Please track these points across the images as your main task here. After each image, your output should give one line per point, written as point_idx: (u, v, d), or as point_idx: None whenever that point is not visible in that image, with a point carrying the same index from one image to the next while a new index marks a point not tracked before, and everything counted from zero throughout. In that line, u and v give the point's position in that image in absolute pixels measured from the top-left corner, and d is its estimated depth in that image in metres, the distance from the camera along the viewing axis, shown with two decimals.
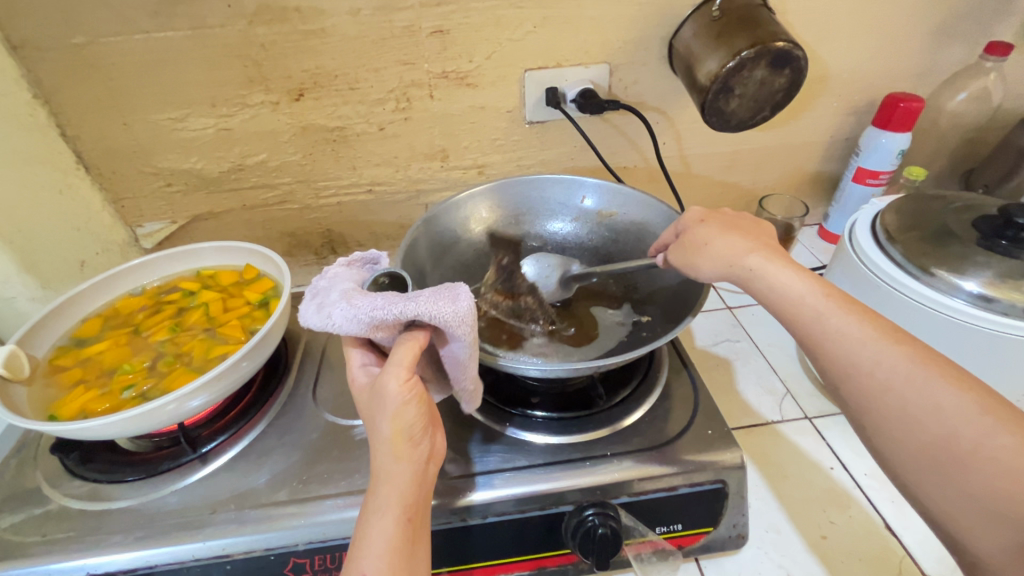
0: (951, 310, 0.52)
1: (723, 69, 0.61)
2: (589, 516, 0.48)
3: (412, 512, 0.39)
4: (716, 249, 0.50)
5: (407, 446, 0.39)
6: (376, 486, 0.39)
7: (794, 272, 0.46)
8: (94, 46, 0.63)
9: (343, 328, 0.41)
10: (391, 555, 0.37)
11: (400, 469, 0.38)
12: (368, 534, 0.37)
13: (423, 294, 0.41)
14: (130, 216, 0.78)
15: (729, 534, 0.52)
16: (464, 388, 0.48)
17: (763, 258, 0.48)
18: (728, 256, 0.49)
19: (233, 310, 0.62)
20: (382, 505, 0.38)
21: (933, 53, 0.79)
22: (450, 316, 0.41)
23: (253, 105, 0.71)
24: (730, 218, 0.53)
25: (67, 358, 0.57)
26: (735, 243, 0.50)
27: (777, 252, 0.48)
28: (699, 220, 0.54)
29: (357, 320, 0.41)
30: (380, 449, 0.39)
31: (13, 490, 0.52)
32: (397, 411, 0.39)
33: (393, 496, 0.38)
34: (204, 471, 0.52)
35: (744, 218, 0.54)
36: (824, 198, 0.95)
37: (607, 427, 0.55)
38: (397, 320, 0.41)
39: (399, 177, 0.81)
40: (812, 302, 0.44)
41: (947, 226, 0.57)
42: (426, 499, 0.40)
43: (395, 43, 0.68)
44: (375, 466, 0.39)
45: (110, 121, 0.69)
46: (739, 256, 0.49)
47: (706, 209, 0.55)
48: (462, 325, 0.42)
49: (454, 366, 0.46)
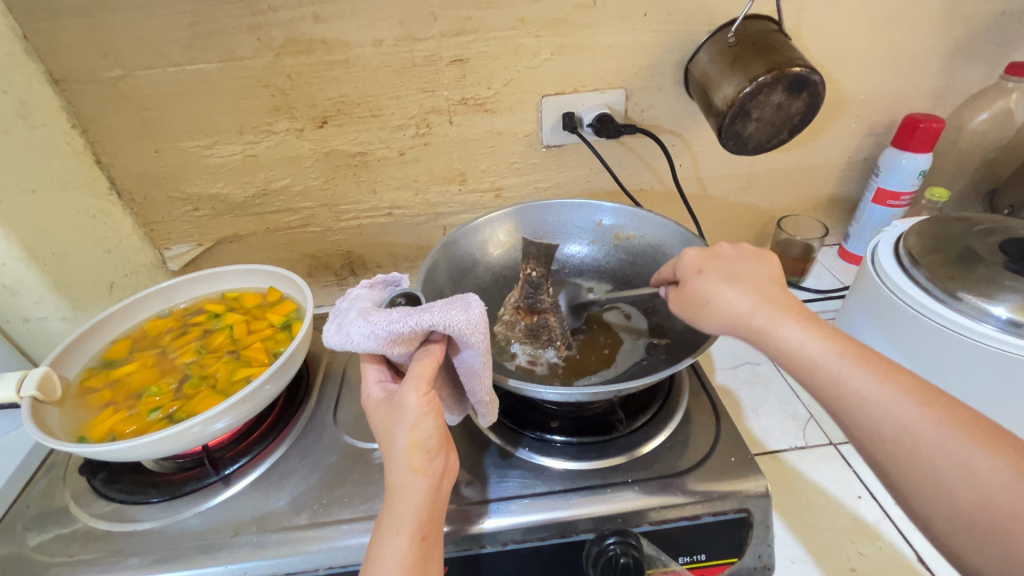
0: (980, 336, 0.51)
1: (740, 95, 0.62)
2: (610, 544, 0.47)
3: (425, 529, 0.38)
4: (717, 305, 0.48)
5: (423, 458, 0.39)
6: (390, 502, 0.39)
7: (805, 328, 0.43)
8: (130, 78, 0.66)
9: (361, 345, 0.41)
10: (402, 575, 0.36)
11: (415, 484, 0.38)
12: (380, 553, 0.37)
13: (435, 305, 0.41)
14: (158, 239, 0.81)
15: (754, 565, 0.51)
16: (480, 401, 0.47)
17: (770, 315, 0.45)
18: (733, 313, 0.46)
19: (256, 332, 0.63)
20: (395, 523, 0.38)
21: (952, 74, 0.79)
22: (463, 324, 0.40)
23: (278, 133, 0.73)
24: (730, 265, 0.50)
25: (97, 379, 0.58)
26: (737, 295, 0.47)
27: (783, 302, 0.45)
28: (696, 267, 0.51)
29: (375, 335, 0.40)
30: (396, 461, 0.39)
31: (42, 509, 0.53)
32: (415, 423, 0.39)
33: (407, 512, 0.38)
34: (226, 493, 0.53)
35: (746, 260, 0.50)
36: (844, 218, 0.94)
37: (627, 453, 0.54)
38: (413, 332, 0.40)
39: (419, 201, 0.83)
40: (826, 358, 0.41)
41: (972, 249, 0.55)
42: (440, 517, 0.40)
43: (416, 72, 0.70)
44: (390, 480, 0.39)
45: (143, 149, 0.72)
46: (741, 313, 0.46)
47: (704, 253, 0.52)
48: (475, 332, 0.41)
49: (470, 378, 0.45)
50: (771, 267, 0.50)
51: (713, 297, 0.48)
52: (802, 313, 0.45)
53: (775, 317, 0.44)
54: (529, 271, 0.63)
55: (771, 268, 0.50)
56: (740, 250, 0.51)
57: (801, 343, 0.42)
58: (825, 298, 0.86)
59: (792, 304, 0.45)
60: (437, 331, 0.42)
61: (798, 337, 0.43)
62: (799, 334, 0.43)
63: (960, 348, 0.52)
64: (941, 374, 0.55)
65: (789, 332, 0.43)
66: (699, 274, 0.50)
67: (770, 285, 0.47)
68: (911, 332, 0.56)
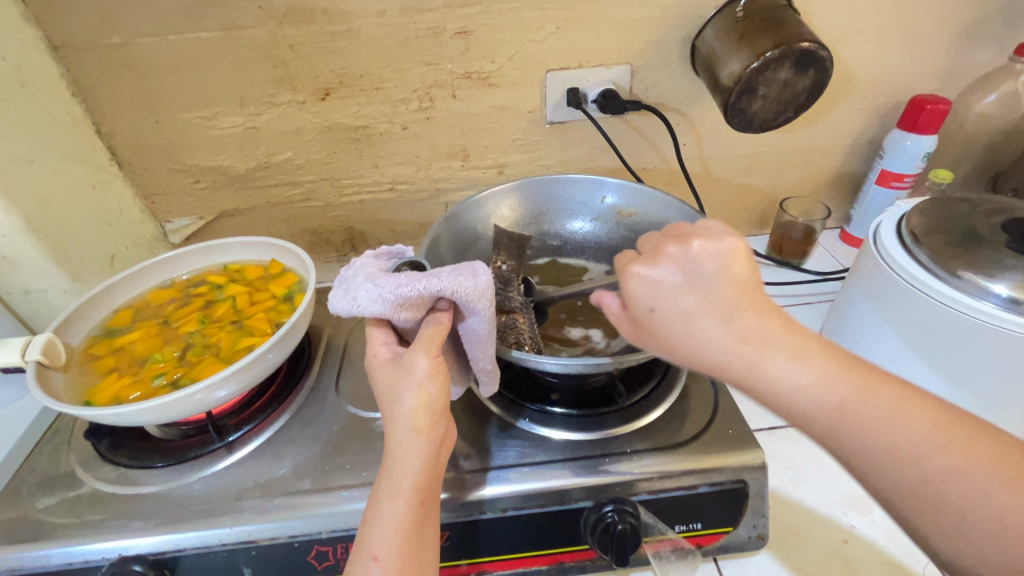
0: (979, 313, 0.51)
1: (747, 70, 0.61)
2: (608, 512, 0.48)
3: (424, 494, 0.38)
4: (689, 347, 0.38)
5: (427, 422, 0.39)
6: (390, 465, 0.39)
7: (795, 358, 0.36)
8: (130, 46, 0.65)
9: (369, 309, 0.41)
10: (400, 538, 0.37)
11: (415, 448, 0.38)
12: (379, 516, 0.37)
13: (443, 270, 0.42)
14: (159, 212, 0.81)
15: (749, 535, 0.52)
16: (482, 368, 0.47)
17: (753, 356, 0.37)
18: (714, 361, 0.38)
19: (259, 303, 0.63)
20: (394, 486, 0.38)
21: (960, 55, 0.78)
22: (471, 290, 0.41)
23: (280, 104, 0.72)
24: (679, 279, 0.39)
25: (100, 346, 0.58)
26: (708, 334, 0.37)
27: (760, 331, 0.37)
28: (647, 291, 0.40)
29: (383, 299, 0.40)
30: (399, 422, 0.39)
31: (48, 473, 0.54)
32: (423, 384, 0.39)
33: (407, 477, 0.38)
34: (230, 459, 0.54)
35: (717, 271, 0.38)
36: (847, 201, 0.94)
37: (626, 425, 0.55)
38: (420, 297, 0.41)
39: (421, 177, 0.82)
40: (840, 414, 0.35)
41: (974, 229, 0.55)
42: (436, 482, 0.40)
43: (419, 44, 0.69)
44: (391, 442, 0.39)
45: (143, 120, 0.72)
46: (721, 360, 0.37)
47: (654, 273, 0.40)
48: (481, 299, 0.42)
49: (475, 345, 0.45)
50: (737, 273, 0.38)
51: (680, 341, 0.39)
52: (786, 332, 0.37)
53: (760, 359, 0.36)
54: (501, 264, 0.64)
55: (740, 274, 0.38)
56: (698, 251, 0.39)
57: (806, 373, 0.36)
58: (825, 279, 0.86)
59: (769, 323, 0.37)
60: (444, 299, 0.43)
61: (796, 364, 0.36)
62: (794, 364, 0.36)
63: (959, 326, 0.52)
64: (939, 352, 0.55)
65: (781, 373, 0.36)
66: (652, 305, 0.40)
67: (740, 306, 0.37)
68: (912, 311, 0.56)
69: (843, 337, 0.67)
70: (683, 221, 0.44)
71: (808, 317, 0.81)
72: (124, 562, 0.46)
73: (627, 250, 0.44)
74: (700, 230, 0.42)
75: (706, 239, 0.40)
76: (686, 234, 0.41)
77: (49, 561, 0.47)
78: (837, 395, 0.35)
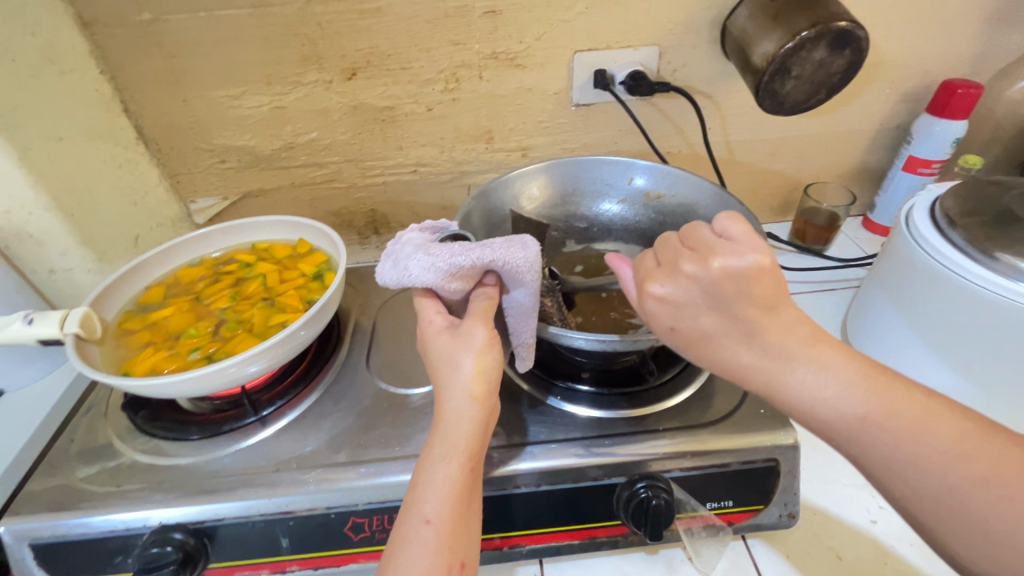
0: (1016, 295, 0.50)
1: (781, 50, 0.61)
2: (641, 488, 0.49)
3: (474, 460, 0.40)
4: (711, 359, 0.41)
5: (483, 389, 0.41)
6: (444, 429, 0.41)
7: (819, 367, 0.37)
8: (159, 23, 0.65)
9: (419, 279, 0.43)
10: (452, 501, 0.38)
11: (471, 413, 0.41)
12: (432, 478, 0.39)
13: (495, 242, 0.44)
14: (184, 191, 0.81)
15: (780, 514, 0.52)
16: (523, 342, 0.50)
17: (773, 371, 0.38)
18: (732, 368, 0.40)
19: (289, 281, 0.64)
20: (448, 451, 0.40)
21: (993, 39, 0.77)
22: (521, 262, 0.44)
23: (307, 84, 0.72)
24: (697, 300, 0.39)
25: (134, 321, 0.60)
26: (729, 350, 0.39)
27: (783, 345, 0.38)
28: (668, 310, 0.41)
29: (435, 268, 0.42)
30: (456, 390, 0.41)
31: (86, 444, 0.55)
32: (482, 351, 0.42)
33: (461, 441, 0.40)
34: (264, 433, 0.55)
35: (735, 291, 0.38)
36: (871, 188, 0.93)
37: (655, 404, 0.55)
38: (472, 267, 0.43)
39: (444, 159, 0.82)
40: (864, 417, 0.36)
41: (1010, 210, 0.54)
42: (483, 452, 0.42)
43: (448, 24, 0.69)
44: (446, 409, 0.41)
45: (171, 98, 0.71)
46: (738, 368, 0.39)
47: (670, 290, 0.40)
48: (530, 271, 0.45)
49: (518, 317, 0.48)
50: (758, 293, 0.38)
51: (701, 351, 0.41)
52: (811, 341, 0.38)
53: (782, 372, 0.38)
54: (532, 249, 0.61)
55: (762, 292, 0.38)
56: (715, 272, 0.38)
57: (830, 385, 0.37)
58: (849, 266, 0.86)
59: (793, 335, 0.38)
60: (492, 273, 0.46)
61: (821, 376, 0.37)
62: (818, 376, 0.37)
63: (992, 307, 0.52)
64: (967, 339, 0.55)
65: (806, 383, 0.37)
66: (674, 322, 0.41)
67: (760, 324, 0.38)
68: (943, 294, 0.55)
69: (869, 326, 0.67)
70: (704, 226, 0.42)
71: (832, 303, 0.80)
72: (165, 530, 0.47)
73: (646, 261, 0.43)
74: (721, 240, 0.40)
75: (726, 256, 0.38)
76: (706, 248, 0.40)
77: (91, 529, 0.47)
78: (860, 409, 0.36)
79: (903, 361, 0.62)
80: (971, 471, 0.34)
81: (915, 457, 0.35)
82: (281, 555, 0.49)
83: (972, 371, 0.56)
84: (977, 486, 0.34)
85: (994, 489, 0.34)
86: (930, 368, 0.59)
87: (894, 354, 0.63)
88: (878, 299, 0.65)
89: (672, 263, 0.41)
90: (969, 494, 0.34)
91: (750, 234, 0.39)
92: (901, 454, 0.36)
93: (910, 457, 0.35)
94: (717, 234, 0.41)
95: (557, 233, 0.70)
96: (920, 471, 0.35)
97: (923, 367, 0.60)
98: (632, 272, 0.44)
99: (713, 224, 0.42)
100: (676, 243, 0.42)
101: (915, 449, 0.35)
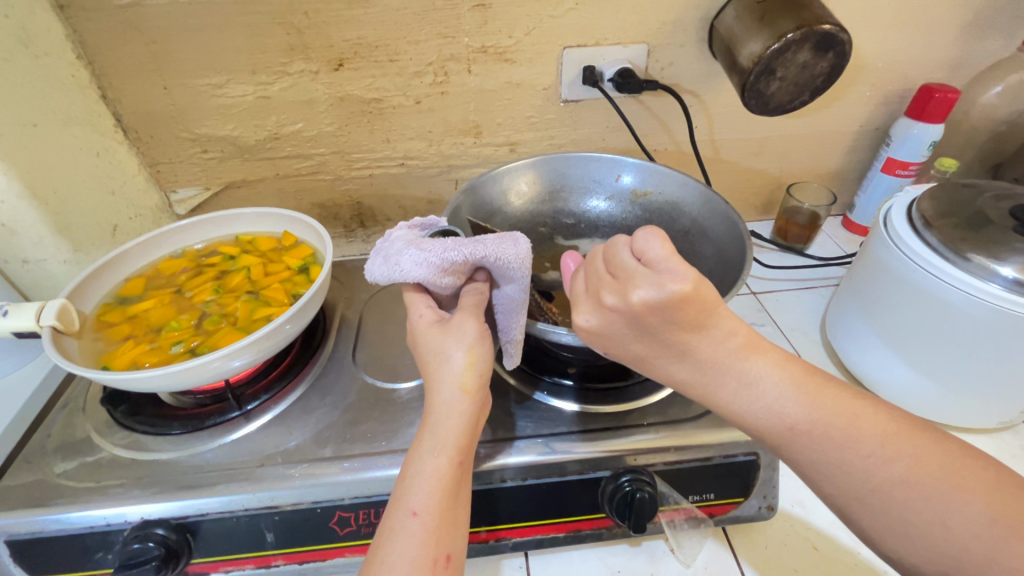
0: (986, 295, 0.52)
1: (767, 52, 0.62)
2: (625, 482, 0.50)
3: (463, 453, 0.40)
4: (657, 374, 0.44)
5: (473, 381, 0.41)
6: (433, 422, 0.41)
7: (776, 366, 0.39)
8: (139, 7, 0.63)
9: (410, 274, 0.43)
10: (439, 494, 0.39)
11: (461, 406, 0.41)
12: (420, 471, 0.39)
13: (487, 238, 0.44)
14: (165, 181, 0.79)
15: (759, 506, 0.54)
16: (511, 339, 0.50)
17: (740, 372, 0.39)
18: (671, 381, 0.43)
19: (274, 274, 0.64)
20: (437, 444, 0.40)
21: (970, 45, 0.79)
22: (512, 257, 0.44)
23: (293, 74, 0.71)
24: (623, 328, 0.41)
25: (114, 314, 0.58)
26: (667, 367, 0.42)
27: (714, 360, 0.40)
28: (600, 337, 0.43)
29: (428, 263, 0.42)
30: (446, 383, 0.41)
31: (65, 439, 0.54)
32: (473, 344, 0.42)
33: (450, 435, 0.40)
34: (249, 427, 0.54)
35: (653, 320, 0.39)
36: (850, 187, 0.95)
37: (640, 399, 0.56)
38: (465, 262, 0.43)
39: (431, 152, 0.82)
40: (829, 419, 0.37)
41: (984, 214, 0.55)
42: (473, 445, 0.42)
43: (437, 16, 0.68)
44: (437, 401, 0.42)
45: (151, 85, 0.70)
46: (680, 380, 0.42)
47: (596, 321, 0.42)
48: (521, 266, 0.45)
49: (507, 315, 0.48)
50: (682, 319, 0.39)
51: (644, 369, 0.44)
52: (754, 345, 0.40)
53: (744, 375, 0.39)
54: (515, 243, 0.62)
55: (685, 316, 0.39)
56: (632, 307, 0.39)
57: (777, 390, 0.38)
58: (828, 265, 0.88)
59: (737, 340, 0.40)
60: (483, 269, 0.46)
61: (750, 387, 0.39)
62: (769, 378, 0.39)
63: (966, 307, 0.53)
64: (925, 338, 0.58)
65: (768, 386, 0.39)
66: (608, 347, 0.44)
67: (700, 339, 0.40)
68: (917, 294, 0.57)
69: (841, 329, 0.69)
70: (625, 246, 0.41)
71: (812, 300, 0.82)
72: (147, 526, 0.47)
73: (579, 283, 0.45)
74: (641, 266, 0.39)
75: (643, 288, 0.39)
76: (625, 277, 0.40)
77: (70, 524, 0.47)
78: (809, 415, 0.38)
79: (873, 361, 0.65)
80: (919, 463, 0.36)
81: (880, 453, 0.36)
82: (266, 549, 0.49)
83: (930, 367, 0.59)
84: (925, 478, 0.35)
85: (945, 481, 0.35)
86: (897, 366, 0.62)
87: (865, 356, 0.66)
88: (848, 303, 0.68)
89: (595, 293, 0.42)
90: (918, 486, 0.35)
91: (669, 257, 0.39)
92: (848, 448, 0.37)
93: (874, 452, 0.36)
94: (639, 255, 0.40)
95: (544, 229, 0.70)
96: (887, 468, 0.36)
97: (891, 365, 0.63)
98: (570, 292, 0.46)
99: (633, 242, 0.40)
100: (600, 265, 0.42)
101: (879, 446, 0.36)
